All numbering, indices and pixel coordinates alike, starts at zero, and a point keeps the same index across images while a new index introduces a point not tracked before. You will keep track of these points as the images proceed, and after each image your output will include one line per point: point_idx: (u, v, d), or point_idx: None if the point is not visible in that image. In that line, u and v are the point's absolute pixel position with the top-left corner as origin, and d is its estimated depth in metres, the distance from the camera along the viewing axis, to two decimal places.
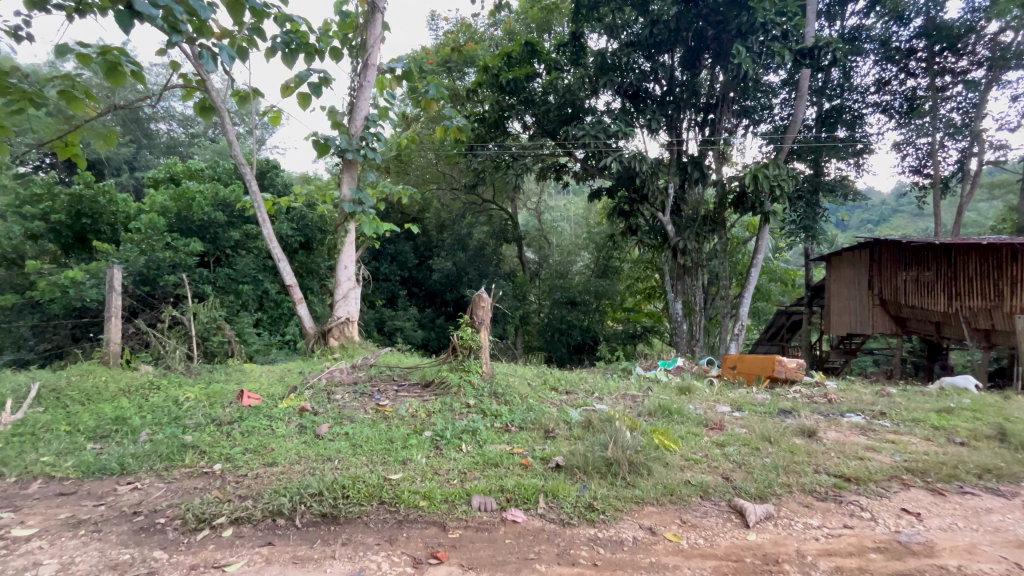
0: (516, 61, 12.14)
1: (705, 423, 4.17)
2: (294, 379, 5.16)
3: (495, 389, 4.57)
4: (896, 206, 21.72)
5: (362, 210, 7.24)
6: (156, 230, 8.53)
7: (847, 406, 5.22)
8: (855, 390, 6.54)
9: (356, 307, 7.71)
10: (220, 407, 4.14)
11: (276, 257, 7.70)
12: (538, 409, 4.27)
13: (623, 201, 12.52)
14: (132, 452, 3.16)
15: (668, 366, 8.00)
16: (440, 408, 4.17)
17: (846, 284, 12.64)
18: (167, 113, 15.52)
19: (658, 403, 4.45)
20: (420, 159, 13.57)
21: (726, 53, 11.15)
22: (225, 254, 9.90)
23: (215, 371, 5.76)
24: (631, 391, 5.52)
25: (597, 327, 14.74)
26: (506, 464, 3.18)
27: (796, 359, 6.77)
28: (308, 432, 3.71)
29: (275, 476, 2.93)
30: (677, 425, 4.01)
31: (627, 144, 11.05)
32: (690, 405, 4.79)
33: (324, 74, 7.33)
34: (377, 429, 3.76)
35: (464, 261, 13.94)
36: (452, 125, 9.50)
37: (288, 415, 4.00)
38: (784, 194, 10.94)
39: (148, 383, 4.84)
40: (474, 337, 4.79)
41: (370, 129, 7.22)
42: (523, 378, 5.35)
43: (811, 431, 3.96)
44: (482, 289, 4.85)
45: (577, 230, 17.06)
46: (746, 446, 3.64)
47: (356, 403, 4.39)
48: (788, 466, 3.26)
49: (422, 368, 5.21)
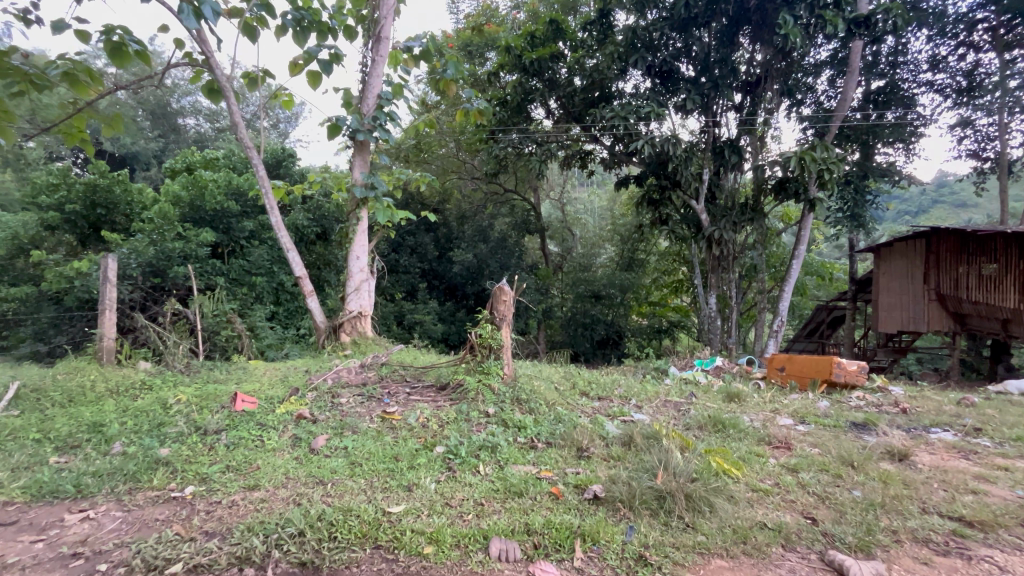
0: (540, 40, 11.37)
1: (768, 440, 3.51)
2: (298, 380, 4.69)
3: (518, 395, 3.98)
4: (937, 197, 20.15)
5: (374, 195, 6.76)
6: (167, 219, 8.25)
7: (929, 419, 4.47)
8: (928, 398, 5.71)
9: (369, 301, 7.25)
10: (210, 413, 3.67)
11: (284, 246, 7.24)
12: (568, 421, 3.68)
13: (653, 189, 11.82)
14: (94, 469, 2.70)
15: (707, 366, 7.26)
16: (455, 418, 3.61)
17: (896, 278, 11.68)
18: (194, 107, 15.27)
19: (708, 415, 3.82)
20: (440, 147, 13.04)
21: (766, 28, 10.19)
22: (239, 245, 9.58)
23: (217, 368, 5.36)
24: (672, 397, 4.86)
25: (623, 322, 14.01)
26: (532, 494, 2.62)
27: (857, 361, 5.96)
28: (303, 445, 3.20)
29: (252, 508, 2.42)
30: (736, 443, 3.37)
31: (659, 127, 10.24)
32: (745, 416, 4.12)
33: (335, 51, 6.84)
34: (381, 444, 3.22)
35: (485, 252, 13.34)
36: (472, 107, 8.87)
37: (283, 424, 3.51)
38: (834, 179, 9.94)
39: (143, 383, 4.43)
40: (495, 335, 4.18)
41: (383, 108, 6.66)
42: (550, 381, 4.74)
43: (902, 454, 3.27)
44: (504, 280, 4.25)
45: (601, 222, 16.33)
46: (825, 473, 3.00)
47: (362, 410, 3.88)
48: (887, 503, 2.61)
49: (437, 369, 4.70)
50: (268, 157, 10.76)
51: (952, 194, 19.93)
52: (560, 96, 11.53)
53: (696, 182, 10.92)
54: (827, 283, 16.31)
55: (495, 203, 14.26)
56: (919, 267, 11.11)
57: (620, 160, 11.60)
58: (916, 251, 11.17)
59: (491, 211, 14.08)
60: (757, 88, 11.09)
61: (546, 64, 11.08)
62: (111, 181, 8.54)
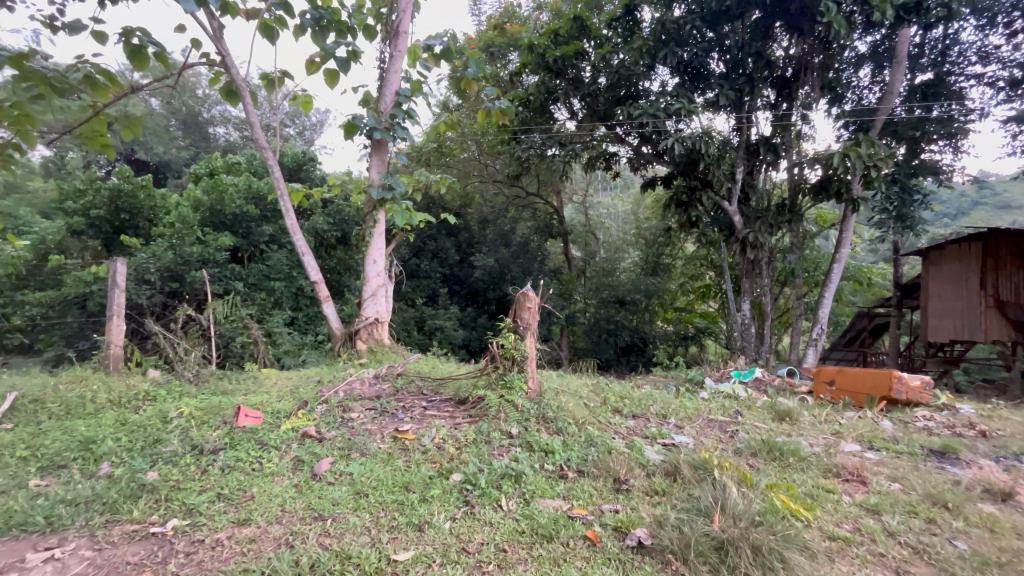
0: (564, 39, 11.02)
1: (836, 471, 3.04)
2: (309, 392, 4.38)
3: (545, 413, 3.59)
4: (979, 198, 18.85)
5: (392, 197, 6.48)
6: (186, 224, 8.17)
7: (1017, 447, 3.90)
8: (1004, 419, 5.06)
9: (387, 306, 6.95)
10: (210, 429, 3.39)
11: (300, 250, 7.02)
12: (601, 444, 3.26)
13: (682, 190, 11.31)
14: (71, 496, 2.43)
15: (744, 379, 6.68)
16: (474, 439, 3.23)
17: (947, 283, 10.55)
18: (224, 116, 15.44)
19: (762, 440, 3.37)
20: (462, 150, 12.78)
21: (805, 19, 9.57)
22: (259, 249, 9.46)
23: (227, 377, 5.13)
24: (714, 415, 4.38)
25: (649, 328, 13.45)
26: (563, 539, 2.24)
27: (921, 375, 5.37)
28: (304, 469, 2.88)
29: (237, 550, 2.12)
30: (798, 475, 2.92)
31: (689, 124, 9.70)
32: (802, 440, 3.64)
33: (353, 49, 6.63)
34: (391, 470, 2.88)
35: (507, 257, 12.96)
36: (494, 106, 8.54)
37: (286, 444, 3.20)
38: (882, 176, 9.21)
39: (147, 394, 4.20)
40: (518, 346, 3.78)
41: (402, 105, 6.37)
42: (578, 396, 4.32)
43: (1006, 495, 2.75)
44: (528, 285, 3.90)
45: (625, 226, 15.80)
46: (916, 517, 2.52)
47: (373, 427, 3.55)
48: (1003, 561, 2.13)
49: (456, 381, 4.36)
50: (290, 161, 10.66)
51: (995, 196, 18.66)
52: (584, 95, 11.06)
53: (728, 182, 10.35)
54: (866, 289, 15.39)
55: (518, 206, 13.91)
56: (975, 271, 10.10)
57: (647, 161, 11.12)
58: (970, 254, 10.13)
59: (513, 215, 13.76)
60: (794, 82, 10.43)
61: (570, 62, 10.69)
62: (135, 186, 8.53)
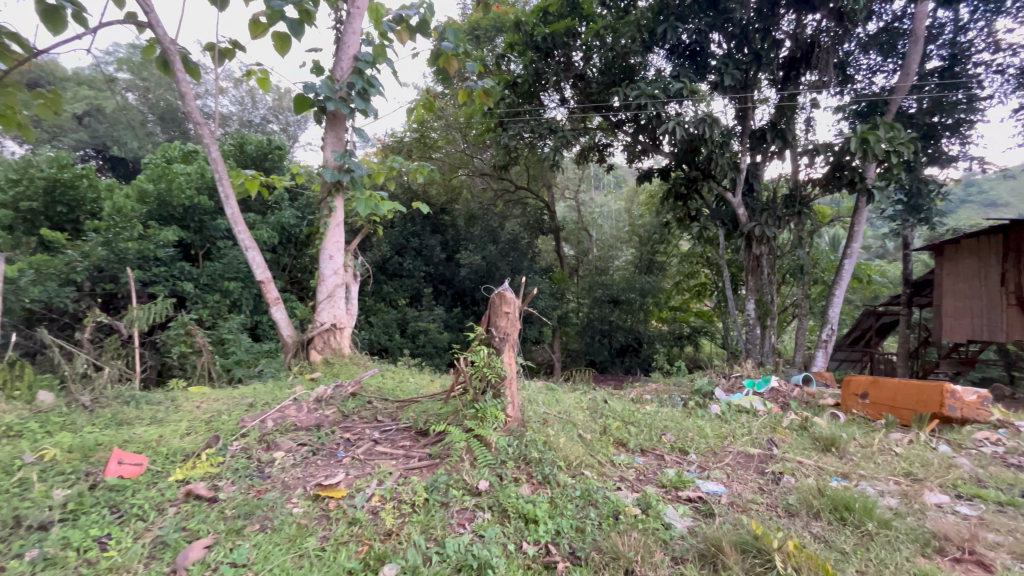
0: (554, 17, 10.06)
1: (935, 546, 2.17)
2: (230, 423, 3.38)
3: (527, 454, 2.68)
4: (967, 195, 18.28)
5: (350, 179, 5.50)
6: (125, 215, 7.12)
7: None
8: None
9: (346, 309, 5.99)
10: (65, 487, 2.44)
11: (243, 243, 5.97)
12: (603, 504, 2.35)
13: (680, 182, 10.42)
14: None
15: (760, 389, 5.74)
16: (427, 498, 2.31)
17: (963, 280, 9.52)
18: None
19: (823, 491, 2.48)
20: (446, 142, 11.84)
21: None
22: (213, 245, 8.41)
23: (137, 400, 4.12)
24: (744, 446, 3.49)
25: (643, 328, 12.64)
26: None
27: (977, 390, 4.49)
28: (162, 562, 1.95)
29: None
30: (887, 556, 2.05)
31: (694, 105, 8.67)
32: (865, 487, 2.77)
33: (305, 9, 5.65)
34: (295, 559, 1.96)
35: (495, 254, 11.93)
36: (477, 86, 7.50)
37: (157, 510, 2.26)
38: (902, 162, 8.32)
39: (10, 432, 3.18)
40: (493, 363, 2.83)
41: (362, 72, 5.38)
42: (570, 423, 3.37)
43: None
44: (506, 285, 2.96)
45: (619, 223, 14.88)
46: None
47: (293, 477, 2.60)
48: None
49: (418, 406, 3.44)
50: (253, 149, 9.57)
51: (982, 194, 17.96)
52: (575, 79, 10.10)
53: (732, 171, 9.40)
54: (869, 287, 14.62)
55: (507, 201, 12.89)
56: (995, 266, 9.06)
57: (646, 149, 10.20)
58: (990, 248, 9.11)
59: (502, 210, 12.77)
60: (801, 63, 9.42)
61: (560, 40, 9.65)
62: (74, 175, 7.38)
